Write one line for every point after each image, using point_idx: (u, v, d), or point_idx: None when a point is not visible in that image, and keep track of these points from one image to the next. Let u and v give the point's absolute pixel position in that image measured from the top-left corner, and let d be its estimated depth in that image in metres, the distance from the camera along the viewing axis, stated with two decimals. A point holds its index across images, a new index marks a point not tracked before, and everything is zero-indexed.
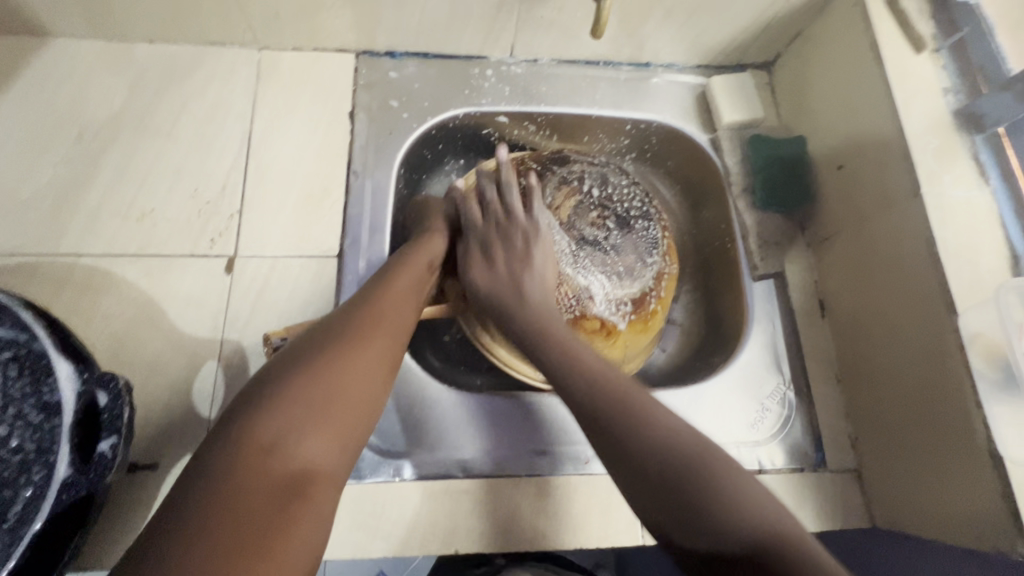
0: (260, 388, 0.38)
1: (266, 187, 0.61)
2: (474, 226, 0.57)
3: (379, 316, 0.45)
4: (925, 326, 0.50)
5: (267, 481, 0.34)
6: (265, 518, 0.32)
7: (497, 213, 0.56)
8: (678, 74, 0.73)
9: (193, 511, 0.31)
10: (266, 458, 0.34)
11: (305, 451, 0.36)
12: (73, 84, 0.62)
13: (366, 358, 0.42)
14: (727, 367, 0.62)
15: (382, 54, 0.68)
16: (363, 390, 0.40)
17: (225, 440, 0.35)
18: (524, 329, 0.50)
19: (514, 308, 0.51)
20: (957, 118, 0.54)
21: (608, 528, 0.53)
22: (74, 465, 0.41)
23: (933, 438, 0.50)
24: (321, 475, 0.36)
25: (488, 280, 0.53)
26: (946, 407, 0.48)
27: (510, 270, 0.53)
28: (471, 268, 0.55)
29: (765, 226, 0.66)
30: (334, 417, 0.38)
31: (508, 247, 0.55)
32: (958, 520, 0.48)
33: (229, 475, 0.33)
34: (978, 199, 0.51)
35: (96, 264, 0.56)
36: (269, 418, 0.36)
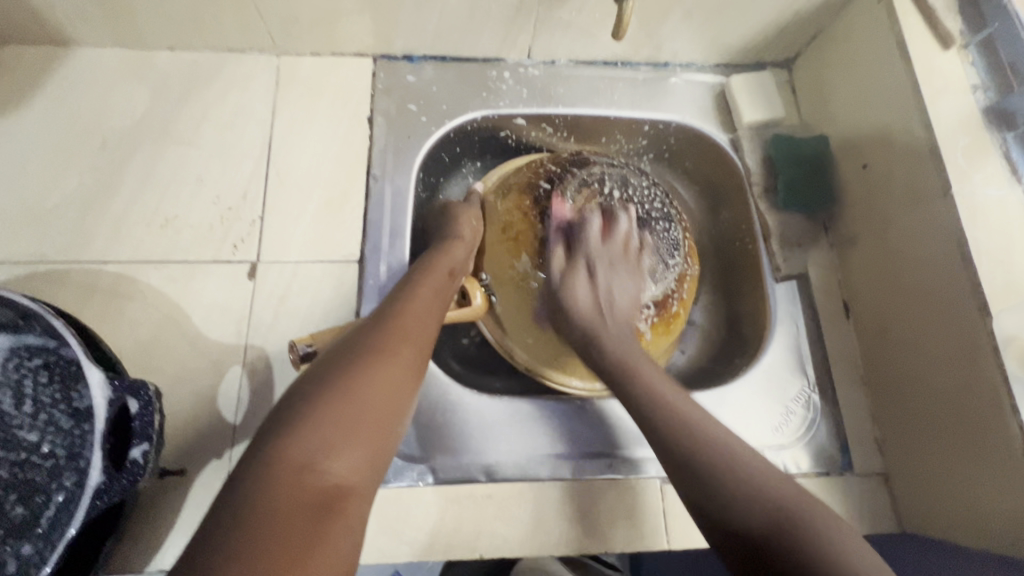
0: (291, 404, 0.38)
1: (287, 193, 0.62)
2: (592, 246, 0.57)
3: (404, 328, 0.46)
4: (957, 329, 0.49)
5: (303, 497, 0.34)
6: (303, 534, 0.32)
7: (616, 246, 0.58)
8: (697, 73, 0.72)
9: (229, 529, 0.31)
10: (301, 473, 0.34)
11: (339, 465, 0.36)
12: (97, 93, 0.63)
13: (393, 371, 0.42)
14: (751, 370, 0.62)
15: (399, 58, 0.68)
16: (391, 403, 0.40)
17: (258, 456, 0.35)
18: (611, 363, 0.52)
19: (604, 349, 0.53)
20: (987, 116, 0.53)
21: (633, 533, 0.53)
22: (106, 472, 0.41)
23: (964, 442, 0.49)
24: (353, 489, 0.36)
25: (588, 299, 0.55)
26: (980, 412, 0.47)
27: (607, 297, 0.56)
28: (570, 278, 0.56)
29: (787, 226, 0.65)
30: (364, 430, 0.38)
31: (614, 276, 0.57)
32: (992, 527, 0.47)
33: (265, 491, 0.33)
34: (1010, 198, 0.50)
35: (122, 271, 0.57)
36: (303, 433, 0.36)
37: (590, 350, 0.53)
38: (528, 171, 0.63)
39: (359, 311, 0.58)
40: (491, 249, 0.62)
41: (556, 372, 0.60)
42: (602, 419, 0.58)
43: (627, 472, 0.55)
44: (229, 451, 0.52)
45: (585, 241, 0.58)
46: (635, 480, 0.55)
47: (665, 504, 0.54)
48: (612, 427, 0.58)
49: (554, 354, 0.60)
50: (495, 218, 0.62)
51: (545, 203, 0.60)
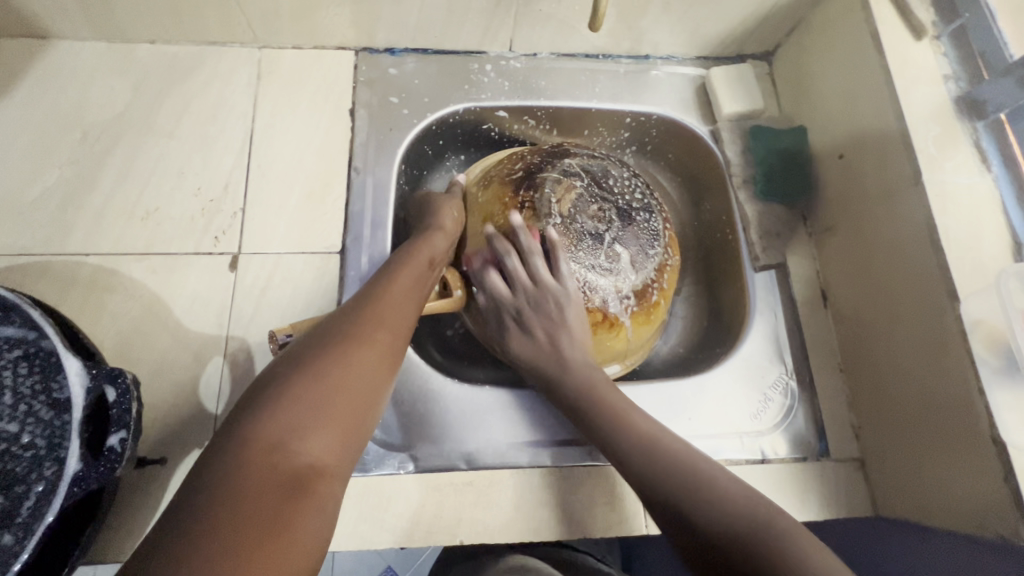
0: (265, 387, 0.38)
1: (269, 185, 0.62)
2: (510, 296, 0.56)
3: (381, 315, 0.46)
4: (928, 314, 0.50)
5: (272, 476, 0.34)
6: (272, 512, 0.32)
7: (523, 284, 0.55)
8: (678, 66, 0.73)
9: (197, 504, 0.31)
10: (272, 454, 0.34)
11: (310, 447, 0.36)
12: (78, 86, 0.63)
13: (368, 357, 0.42)
14: (730, 358, 0.62)
15: (381, 51, 0.69)
16: (365, 389, 0.41)
17: (230, 437, 0.35)
18: (571, 399, 0.53)
19: (562, 376, 0.54)
20: (958, 105, 0.53)
21: (612, 519, 0.54)
22: (84, 459, 0.42)
23: (935, 426, 0.50)
24: (326, 471, 0.36)
25: (533, 350, 0.56)
26: (950, 396, 0.48)
27: (552, 340, 0.55)
28: (512, 338, 0.57)
29: (766, 216, 0.66)
30: (337, 414, 0.38)
31: (541, 314, 0.55)
32: (962, 508, 0.48)
33: (235, 470, 0.33)
34: (980, 185, 0.51)
35: (103, 263, 0.57)
36: (275, 415, 0.36)
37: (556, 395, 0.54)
38: (509, 162, 0.63)
39: (340, 302, 0.59)
40: (472, 240, 0.62)
41: None
42: None
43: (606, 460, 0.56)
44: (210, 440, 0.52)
45: (499, 297, 0.56)
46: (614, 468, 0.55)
47: None
48: None
49: None
50: (477, 209, 0.62)
51: (526, 194, 0.59)
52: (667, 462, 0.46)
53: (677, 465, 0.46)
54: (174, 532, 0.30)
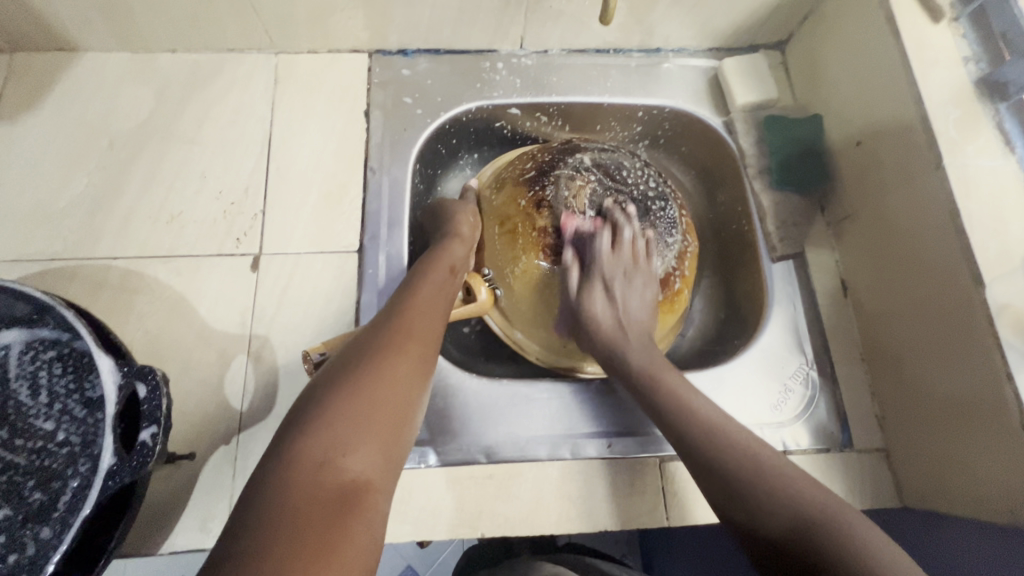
0: (304, 408, 0.39)
1: (287, 187, 0.63)
2: (603, 258, 0.56)
3: (410, 327, 0.47)
4: (954, 307, 0.49)
5: (321, 489, 0.35)
6: (323, 525, 0.33)
7: (627, 253, 0.57)
8: (690, 58, 0.73)
9: (253, 522, 0.32)
10: (318, 470, 0.36)
11: (355, 462, 0.37)
12: (104, 95, 0.65)
13: (401, 368, 0.43)
14: (748, 350, 0.62)
15: (395, 52, 0.70)
16: (401, 400, 0.42)
17: (276, 456, 0.37)
18: (634, 380, 0.53)
19: (656, 387, 0.51)
20: (979, 87, 0.52)
21: (633, 511, 0.54)
22: (118, 454, 0.43)
23: (967, 421, 0.48)
24: (371, 484, 0.37)
25: (607, 314, 0.56)
26: (980, 393, 0.47)
27: (624, 314, 0.56)
28: (588, 292, 0.56)
29: (782, 205, 0.65)
30: (377, 426, 0.40)
31: (626, 285, 0.57)
32: (993, 500, 0.46)
33: (283, 488, 0.34)
34: (1003, 168, 0.49)
35: (130, 266, 0.59)
36: (317, 434, 0.37)
37: (615, 366, 0.54)
38: (518, 163, 0.63)
39: (360, 301, 0.59)
40: (490, 242, 0.62)
41: (572, 360, 0.61)
42: (600, 400, 0.59)
43: (625, 452, 0.56)
44: (235, 436, 0.54)
45: (597, 258, 0.56)
46: (633, 460, 0.55)
47: (664, 483, 0.55)
48: (609, 407, 0.58)
49: (565, 340, 0.60)
50: (491, 214, 0.63)
51: (539, 193, 0.58)
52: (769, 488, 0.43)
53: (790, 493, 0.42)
54: (231, 549, 0.31)
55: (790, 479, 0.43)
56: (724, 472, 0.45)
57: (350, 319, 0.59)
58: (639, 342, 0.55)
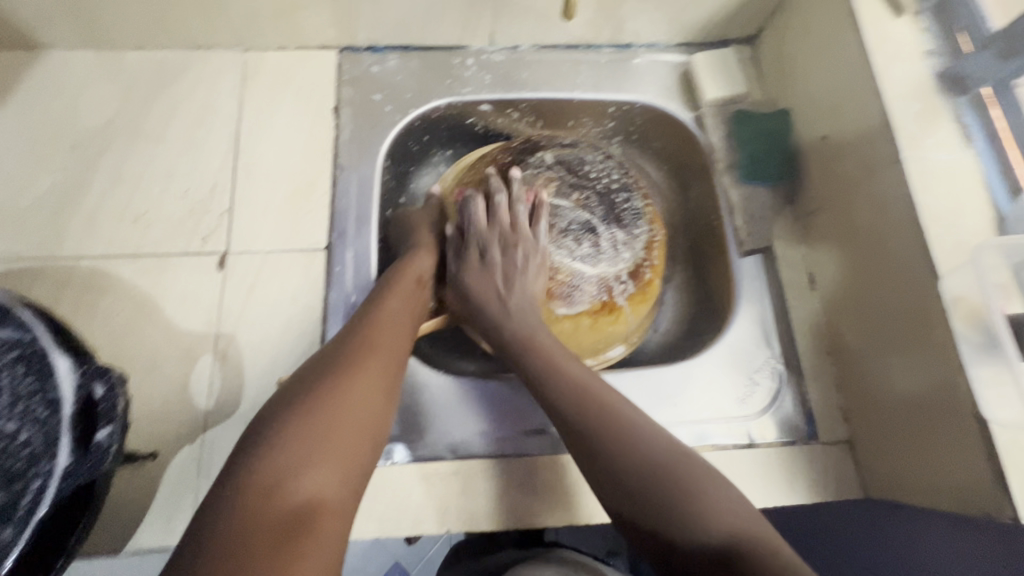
0: (260, 430, 0.40)
1: (255, 185, 0.63)
2: (478, 225, 0.57)
3: (372, 343, 0.47)
4: (913, 307, 0.49)
5: (274, 513, 0.35)
6: (271, 551, 0.33)
7: (502, 220, 0.57)
8: (661, 53, 0.73)
9: (201, 548, 0.33)
10: (271, 494, 0.36)
11: (311, 483, 0.38)
12: (69, 92, 0.65)
13: (361, 387, 0.43)
14: (715, 345, 0.62)
15: (364, 49, 0.69)
16: (361, 420, 0.42)
17: (232, 478, 0.37)
18: (510, 343, 0.52)
19: (529, 355, 0.50)
20: (940, 81, 0.52)
21: (599, 506, 0.54)
22: (74, 455, 0.44)
23: (925, 422, 0.49)
24: (328, 506, 0.38)
25: (484, 279, 0.55)
26: (938, 399, 0.47)
27: (506, 280, 0.54)
28: (463, 263, 0.56)
29: (750, 200, 0.66)
30: (336, 446, 0.40)
31: (508, 253, 0.55)
32: (949, 497, 0.47)
33: (233, 513, 0.35)
34: (961, 161, 0.50)
35: (95, 266, 0.58)
36: (273, 456, 0.38)
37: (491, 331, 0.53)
38: (481, 165, 0.64)
39: (327, 299, 0.59)
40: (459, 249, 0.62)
41: None
42: None
43: None
44: (201, 435, 0.54)
45: (474, 226, 0.57)
46: None
47: None
48: None
49: None
50: (458, 218, 0.63)
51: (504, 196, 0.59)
52: (637, 461, 0.41)
53: (652, 461, 0.41)
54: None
55: (663, 447, 0.42)
56: (593, 441, 0.43)
57: (317, 317, 0.59)
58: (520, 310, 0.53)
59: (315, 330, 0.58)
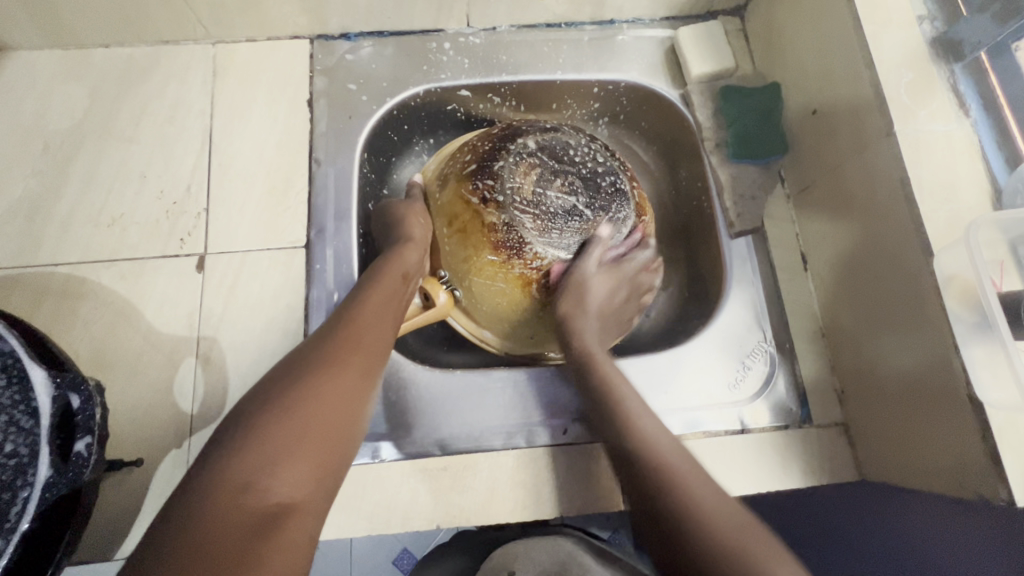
0: (232, 429, 0.39)
1: (231, 184, 0.61)
2: (627, 267, 0.61)
3: (352, 341, 0.46)
4: (908, 286, 0.47)
5: (241, 515, 0.35)
6: (240, 553, 0.33)
7: (629, 267, 0.61)
8: (645, 28, 0.70)
9: (168, 548, 0.32)
10: (240, 495, 0.36)
11: (283, 485, 0.37)
12: (37, 94, 0.63)
13: (342, 386, 0.43)
14: (706, 329, 0.61)
15: (337, 37, 0.67)
16: (339, 421, 0.42)
17: (199, 479, 0.36)
18: (579, 353, 0.54)
19: (616, 395, 0.50)
20: (933, 48, 0.50)
21: (590, 497, 0.54)
22: (54, 465, 0.42)
23: (919, 403, 0.48)
24: (300, 508, 0.38)
25: (598, 297, 0.57)
26: (934, 379, 0.46)
27: (605, 306, 0.59)
28: (602, 274, 0.58)
29: (740, 180, 0.64)
30: (310, 448, 0.39)
31: (618, 288, 0.60)
32: (942, 477, 0.46)
33: (200, 514, 0.34)
34: (957, 132, 0.47)
35: (73, 272, 0.58)
36: (244, 457, 0.37)
37: (566, 334, 0.55)
38: (459, 155, 0.61)
39: (309, 298, 0.58)
40: (442, 243, 0.61)
41: (530, 347, 0.62)
42: (553, 387, 0.58)
43: (579, 436, 0.56)
44: (187, 440, 0.53)
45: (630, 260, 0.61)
46: (588, 445, 0.56)
47: None
48: (564, 394, 0.58)
49: (528, 331, 0.60)
50: (440, 210, 0.61)
51: (484, 186, 0.57)
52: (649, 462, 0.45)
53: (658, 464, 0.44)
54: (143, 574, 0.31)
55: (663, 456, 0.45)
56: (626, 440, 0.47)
57: (299, 316, 0.58)
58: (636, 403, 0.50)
59: (298, 330, 0.58)
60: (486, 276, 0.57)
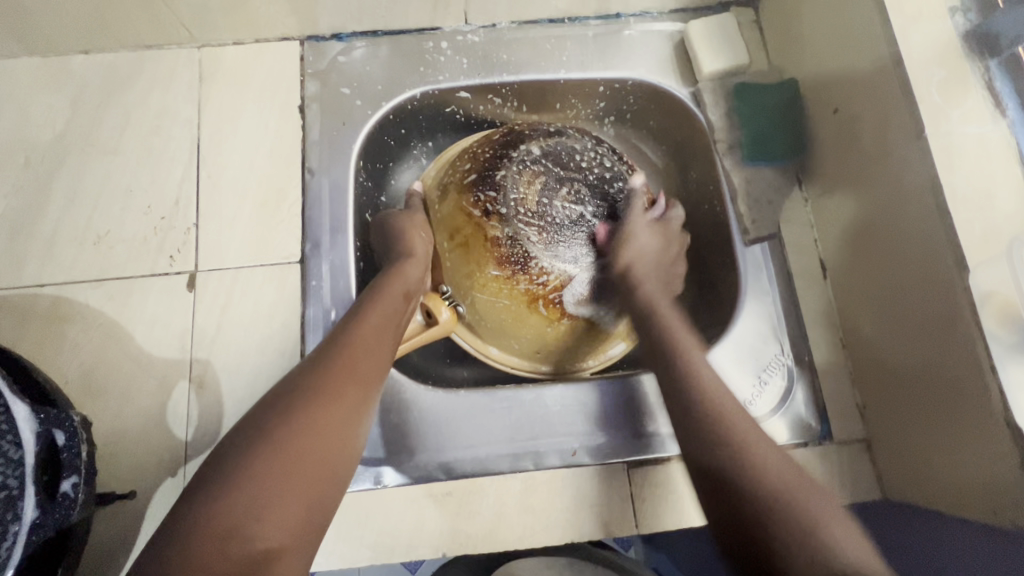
0: (217, 465, 0.37)
1: (220, 197, 0.59)
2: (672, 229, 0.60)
3: (350, 367, 0.44)
4: (937, 301, 0.45)
5: (225, 565, 0.33)
6: None
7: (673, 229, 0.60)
8: (653, 22, 0.66)
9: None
10: (224, 544, 0.33)
11: (271, 530, 0.35)
12: (15, 106, 0.60)
13: (337, 418, 0.41)
14: (721, 342, 0.58)
15: (328, 37, 0.64)
16: (333, 456, 0.40)
17: (180, 526, 0.34)
18: (641, 305, 0.54)
19: (680, 348, 0.50)
20: (966, 44, 0.45)
21: (602, 520, 0.52)
22: (41, 505, 0.41)
23: (948, 422, 0.45)
24: (289, 554, 0.36)
25: (654, 251, 0.57)
26: (973, 404, 0.43)
27: (665, 263, 0.58)
28: (649, 229, 0.58)
29: (755, 183, 0.60)
30: (301, 488, 0.37)
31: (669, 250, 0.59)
32: (973, 500, 0.44)
33: (180, 564, 0.32)
34: (992, 135, 0.43)
35: (59, 294, 0.55)
36: (230, 499, 0.35)
37: (628, 288, 0.55)
38: (458, 162, 0.58)
39: (304, 316, 0.56)
40: (443, 257, 0.58)
41: (535, 363, 0.59)
42: (560, 405, 0.55)
43: (589, 458, 0.54)
44: (182, 468, 0.52)
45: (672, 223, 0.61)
46: (599, 467, 0.53)
47: (632, 490, 0.52)
48: (573, 412, 0.55)
49: (535, 347, 0.58)
50: (441, 222, 0.58)
51: (486, 198, 0.54)
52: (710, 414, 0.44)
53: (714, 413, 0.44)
54: None
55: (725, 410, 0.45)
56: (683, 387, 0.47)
57: (296, 335, 0.56)
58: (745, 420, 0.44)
59: (294, 350, 0.55)
60: (491, 293, 0.55)
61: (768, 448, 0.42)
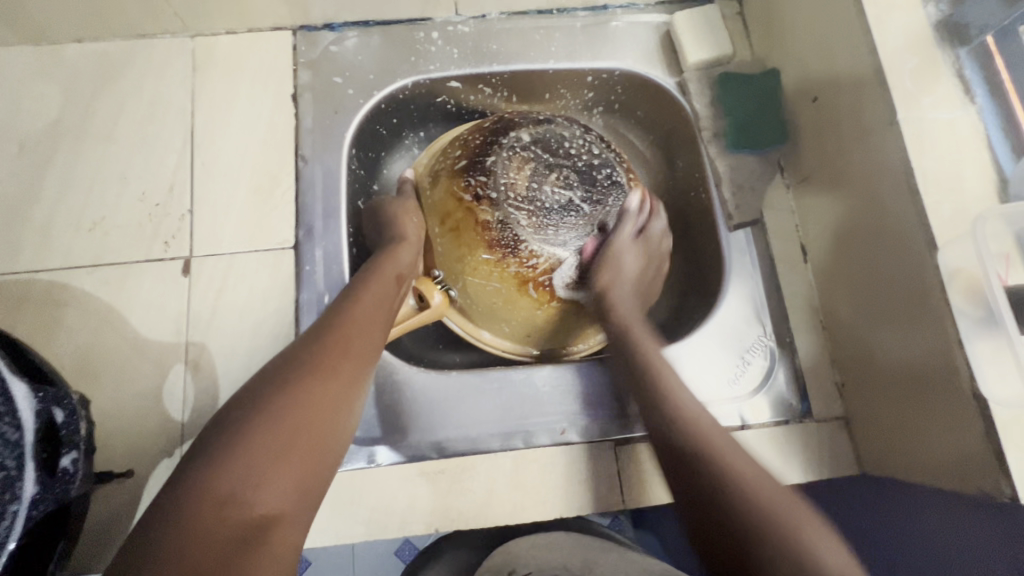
0: (214, 436, 0.38)
1: (214, 184, 0.59)
2: (654, 243, 0.60)
3: (344, 345, 0.45)
4: (911, 279, 0.46)
5: (222, 530, 0.34)
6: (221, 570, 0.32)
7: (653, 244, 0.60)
8: (640, 13, 0.68)
9: (147, 565, 0.31)
10: (221, 510, 0.35)
11: (266, 498, 0.36)
12: (8, 95, 0.60)
13: (331, 393, 0.42)
14: (705, 325, 0.60)
15: (321, 27, 0.65)
16: (328, 429, 0.41)
17: (178, 493, 0.35)
18: (615, 328, 0.54)
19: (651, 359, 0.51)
20: (939, 31, 0.48)
21: (590, 496, 0.53)
22: (40, 481, 0.42)
23: (921, 396, 0.47)
24: (284, 522, 0.37)
25: (633, 270, 0.58)
26: (944, 378, 0.44)
27: (644, 277, 0.59)
28: (632, 249, 0.58)
29: (737, 170, 0.62)
30: (295, 459, 0.38)
31: (648, 265, 0.60)
32: (943, 471, 0.46)
33: (178, 528, 0.33)
34: (962, 119, 0.46)
35: (55, 279, 0.56)
36: (227, 467, 0.36)
37: (603, 308, 0.56)
38: (450, 149, 0.60)
39: (298, 300, 0.57)
40: (435, 243, 0.59)
41: (526, 346, 0.61)
42: (550, 386, 0.57)
43: (578, 437, 0.55)
44: (179, 448, 0.53)
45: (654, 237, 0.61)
46: (587, 445, 0.55)
47: (618, 467, 0.54)
48: (562, 393, 0.57)
49: (526, 330, 0.59)
50: (433, 207, 0.59)
51: (477, 182, 0.55)
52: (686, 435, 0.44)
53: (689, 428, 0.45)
54: None
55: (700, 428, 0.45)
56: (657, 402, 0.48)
57: (290, 319, 0.57)
58: (729, 442, 0.43)
59: (289, 334, 0.56)
60: (483, 277, 0.56)
61: (746, 461, 0.42)
